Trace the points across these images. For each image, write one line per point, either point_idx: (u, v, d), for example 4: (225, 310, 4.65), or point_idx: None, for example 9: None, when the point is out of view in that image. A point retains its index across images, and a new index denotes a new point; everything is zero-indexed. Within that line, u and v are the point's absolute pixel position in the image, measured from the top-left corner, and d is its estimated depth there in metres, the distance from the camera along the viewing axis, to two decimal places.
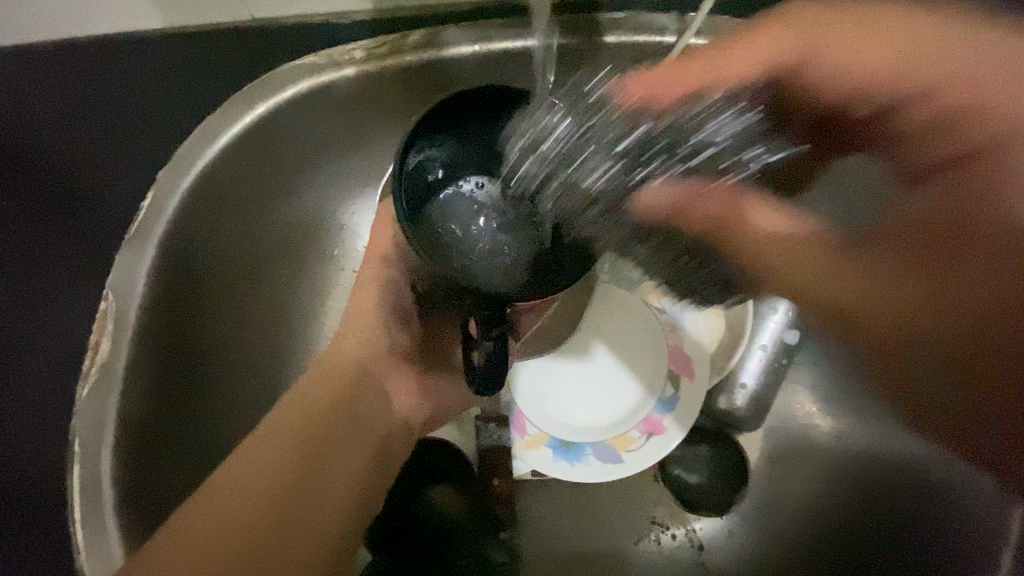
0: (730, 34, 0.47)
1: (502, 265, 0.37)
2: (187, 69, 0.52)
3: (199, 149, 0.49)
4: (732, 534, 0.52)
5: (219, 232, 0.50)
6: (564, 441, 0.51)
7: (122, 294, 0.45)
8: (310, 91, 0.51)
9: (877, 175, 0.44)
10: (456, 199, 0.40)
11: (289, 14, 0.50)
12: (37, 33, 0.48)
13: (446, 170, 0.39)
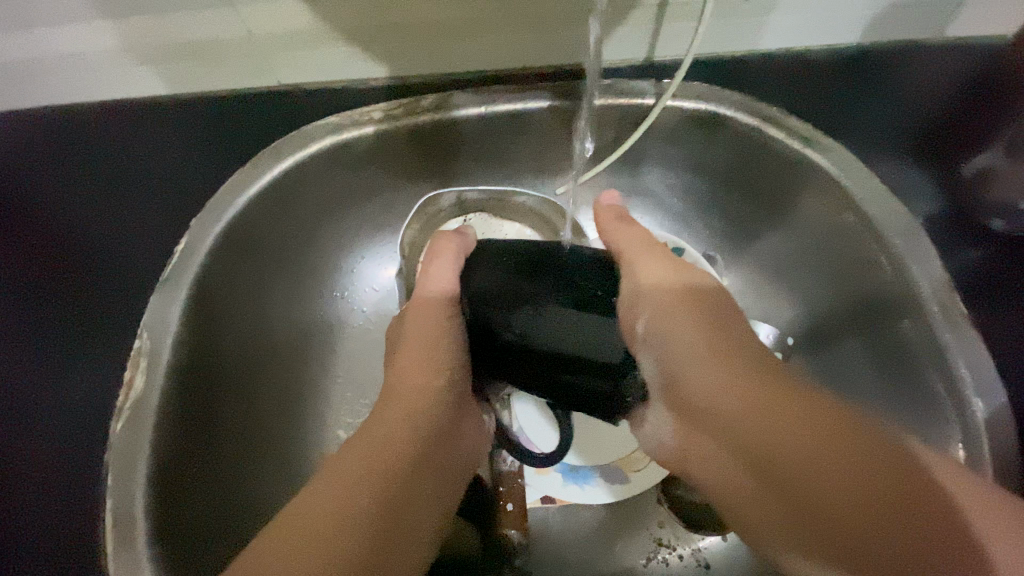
0: (701, 98, 0.55)
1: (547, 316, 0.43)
2: (223, 124, 0.58)
3: (232, 195, 0.52)
4: (738, 553, 0.53)
5: (244, 272, 0.53)
6: (573, 465, 0.54)
7: (155, 331, 0.47)
8: (330, 148, 0.55)
9: (829, 206, 0.54)
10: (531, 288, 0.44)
11: (314, 80, 0.57)
12: (98, 94, 0.55)
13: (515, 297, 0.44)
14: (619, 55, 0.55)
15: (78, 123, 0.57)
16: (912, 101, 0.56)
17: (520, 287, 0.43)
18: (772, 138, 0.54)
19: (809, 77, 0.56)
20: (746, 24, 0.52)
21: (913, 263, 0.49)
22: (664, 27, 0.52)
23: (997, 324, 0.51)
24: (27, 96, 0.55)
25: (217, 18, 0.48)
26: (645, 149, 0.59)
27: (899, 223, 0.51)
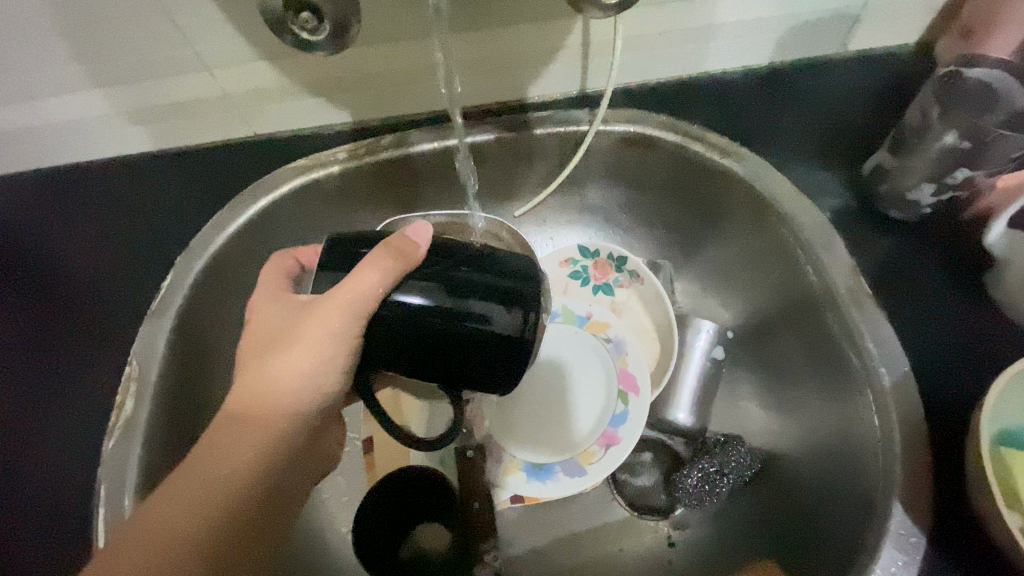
0: (629, 121, 0.61)
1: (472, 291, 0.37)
2: (205, 170, 0.65)
3: (212, 233, 0.58)
4: (699, 536, 0.56)
5: (225, 300, 0.59)
6: (535, 462, 0.58)
7: (144, 357, 0.52)
8: (298, 187, 0.61)
9: (750, 208, 0.59)
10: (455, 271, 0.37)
11: (287, 128, 0.64)
12: (95, 151, 0.63)
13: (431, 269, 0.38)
14: (554, 90, 0.63)
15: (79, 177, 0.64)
16: (821, 111, 0.62)
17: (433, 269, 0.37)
18: (694, 151, 0.60)
19: (726, 94, 0.62)
20: (658, 53, 0.59)
21: (821, 252, 0.54)
22: (589, 63, 0.60)
23: (919, 305, 0.53)
24: (40, 158, 0.62)
25: (201, 79, 0.57)
26: (586, 170, 0.65)
27: (811, 218, 0.55)
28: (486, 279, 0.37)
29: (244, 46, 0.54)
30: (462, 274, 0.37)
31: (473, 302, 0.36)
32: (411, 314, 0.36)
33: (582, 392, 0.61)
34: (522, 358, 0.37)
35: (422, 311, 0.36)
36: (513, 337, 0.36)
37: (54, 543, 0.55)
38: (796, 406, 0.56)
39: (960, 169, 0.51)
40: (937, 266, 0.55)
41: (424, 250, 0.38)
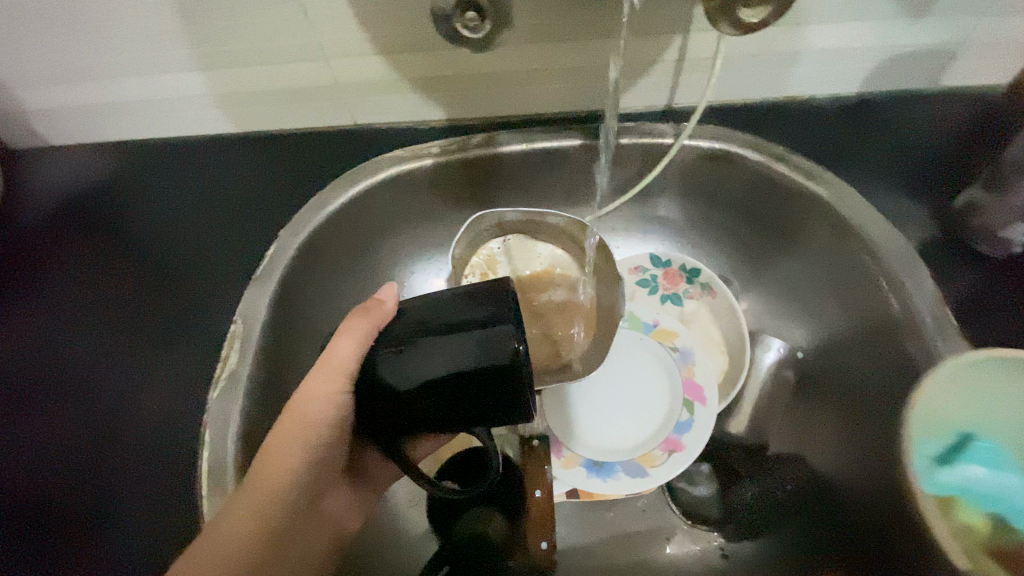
0: (715, 138, 0.62)
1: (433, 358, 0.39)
2: (307, 153, 0.69)
3: (314, 210, 0.62)
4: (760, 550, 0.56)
5: (318, 275, 0.63)
6: (594, 459, 0.60)
7: (249, 318, 0.55)
8: (393, 176, 0.65)
9: (831, 233, 0.60)
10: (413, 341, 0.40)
11: (386, 120, 0.68)
12: (215, 127, 0.69)
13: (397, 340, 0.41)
14: (641, 103, 0.65)
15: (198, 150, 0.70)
16: (907, 143, 0.63)
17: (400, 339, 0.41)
18: (777, 172, 0.61)
19: (811, 121, 0.64)
20: (750, 76, 0.61)
21: (907, 282, 0.54)
22: (681, 79, 0.62)
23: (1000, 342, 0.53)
24: (171, 128, 0.69)
25: (319, 68, 0.61)
26: (666, 182, 0.67)
27: (894, 246, 0.56)
28: (455, 327, 0.39)
29: (364, 42, 0.58)
30: (424, 335, 0.40)
31: (454, 353, 0.38)
32: (414, 391, 0.40)
33: (645, 399, 0.63)
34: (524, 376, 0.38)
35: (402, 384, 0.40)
36: (507, 363, 0.37)
37: (131, 482, 0.56)
38: (864, 432, 0.56)
39: None
40: (1021, 307, 0.55)
41: (389, 304, 0.46)
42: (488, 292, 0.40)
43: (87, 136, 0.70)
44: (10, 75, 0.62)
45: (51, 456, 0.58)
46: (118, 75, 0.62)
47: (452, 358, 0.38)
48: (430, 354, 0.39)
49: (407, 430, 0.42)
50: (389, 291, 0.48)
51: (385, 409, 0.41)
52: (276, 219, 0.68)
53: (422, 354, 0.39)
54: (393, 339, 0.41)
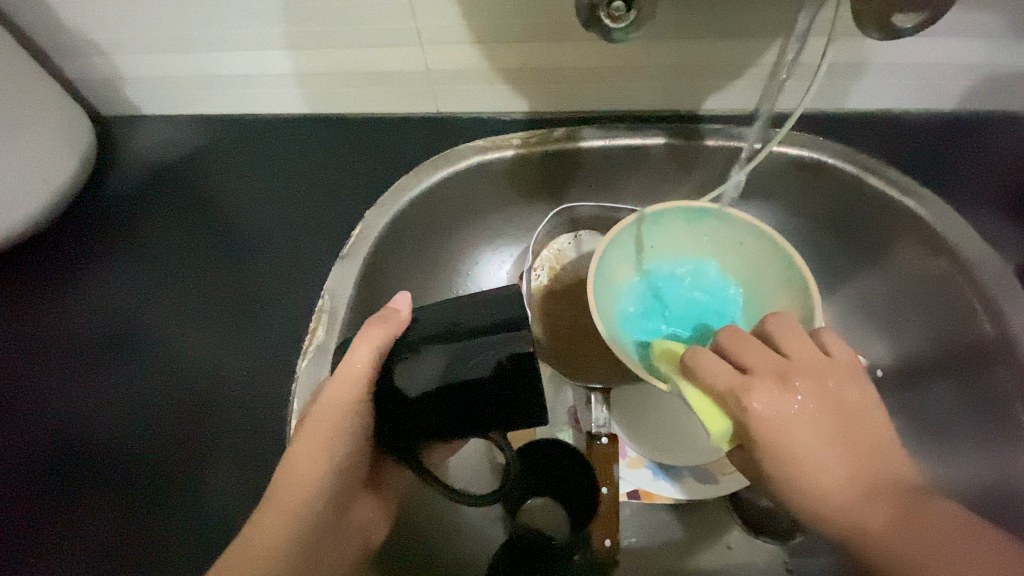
0: (806, 146, 0.61)
1: (443, 370, 0.41)
2: (389, 137, 0.71)
3: (398, 194, 0.63)
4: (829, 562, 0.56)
5: (397, 257, 0.63)
6: (662, 461, 0.59)
7: (337, 294, 0.56)
8: (476, 165, 0.65)
9: (920, 251, 0.58)
10: (421, 355, 0.41)
11: (470, 109, 0.69)
12: (305, 106, 0.71)
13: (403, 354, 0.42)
14: (730, 106, 0.65)
15: (285, 127, 0.72)
16: (1007, 163, 0.61)
17: (405, 355, 0.42)
18: (869, 185, 0.60)
19: (906, 136, 0.62)
20: (848, 86, 0.60)
21: (1004, 306, 0.53)
22: (774, 85, 0.61)
23: None
24: (257, 104, 0.71)
25: (412, 54, 0.62)
26: (749, 189, 0.66)
27: (989, 269, 0.54)
28: (461, 335, 0.41)
29: (462, 31, 0.59)
30: (433, 348, 0.41)
31: (465, 360, 0.40)
32: (427, 399, 0.41)
33: None
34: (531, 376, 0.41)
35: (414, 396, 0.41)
36: (517, 365, 0.40)
37: (210, 445, 0.58)
38: (945, 457, 0.55)
39: None
40: None
41: (405, 312, 0.46)
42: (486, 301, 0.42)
43: (178, 107, 0.72)
44: (114, 42, 0.64)
45: (133, 413, 0.61)
46: (217, 50, 0.63)
47: (464, 368, 0.40)
48: (442, 366, 0.41)
49: (422, 436, 0.44)
50: (404, 300, 0.47)
51: (399, 418, 0.43)
52: (352, 198, 0.68)
53: (432, 366, 0.41)
54: (403, 355, 0.42)
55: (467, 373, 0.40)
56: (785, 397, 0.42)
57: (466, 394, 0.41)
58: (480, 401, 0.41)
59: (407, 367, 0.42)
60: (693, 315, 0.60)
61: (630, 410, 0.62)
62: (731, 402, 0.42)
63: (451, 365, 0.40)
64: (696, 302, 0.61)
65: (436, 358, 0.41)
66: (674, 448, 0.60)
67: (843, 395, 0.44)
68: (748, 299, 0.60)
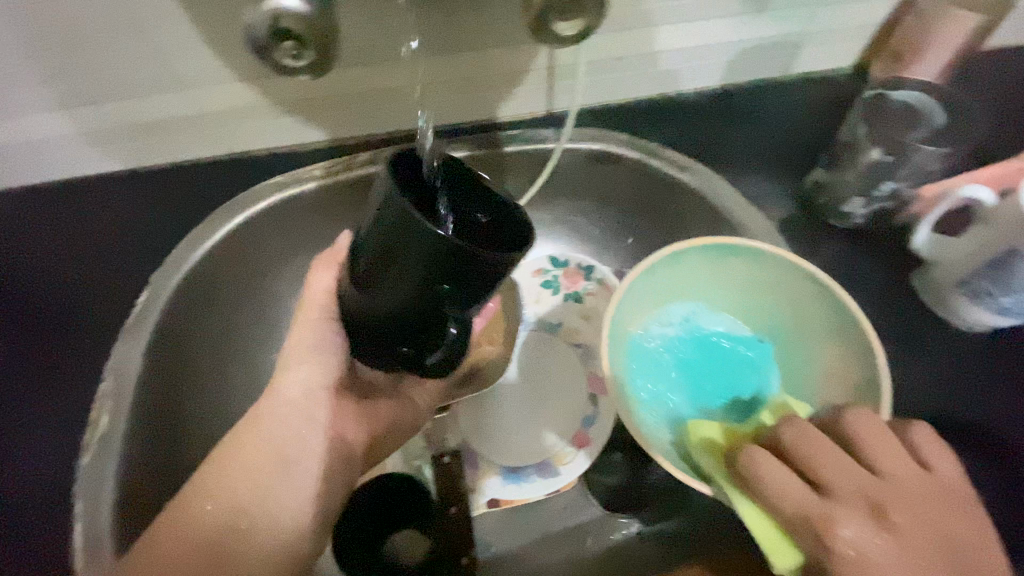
0: (594, 140, 0.65)
1: (397, 259, 0.35)
2: (178, 188, 0.65)
3: (189, 250, 0.59)
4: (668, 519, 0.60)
5: (200, 317, 0.59)
6: (511, 465, 0.60)
7: (120, 373, 0.54)
8: (274, 204, 0.62)
9: (700, 220, 0.64)
10: (376, 256, 0.36)
11: (262, 145, 0.65)
12: (62, 169, 0.61)
13: (365, 269, 0.38)
14: (526, 109, 0.66)
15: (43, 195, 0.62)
16: (767, 130, 0.68)
17: (366, 268, 0.38)
18: (653, 166, 0.64)
19: (681, 116, 0.67)
20: (619, 78, 0.63)
21: (773, 261, 0.58)
22: (554, 86, 0.64)
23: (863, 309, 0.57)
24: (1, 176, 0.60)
25: (177, 103, 0.58)
26: (557, 185, 0.68)
27: (759, 229, 0.60)
28: (388, 215, 0.34)
29: (223, 70, 0.56)
30: (376, 243, 0.35)
31: (405, 237, 0.33)
32: (406, 294, 0.37)
33: (554, 397, 0.64)
34: (491, 261, 0.33)
35: (395, 295, 0.37)
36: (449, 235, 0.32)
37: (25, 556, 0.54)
38: None
39: (885, 180, 0.56)
40: (884, 275, 0.58)
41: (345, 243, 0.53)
42: (382, 176, 0.34)
43: None
44: None
45: None
46: None
47: (410, 244, 0.33)
48: (394, 251, 0.34)
49: (422, 333, 0.41)
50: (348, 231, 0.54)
51: (396, 330, 0.41)
52: (152, 257, 0.63)
53: (388, 259, 0.35)
54: (367, 270, 0.38)
55: (416, 248, 0.33)
56: (877, 533, 0.34)
57: (430, 272, 0.34)
58: (445, 272, 0.34)
59: (371, 273, 0.37)
60: (722, 390, 0.53)
61: (476, 417, 0.62)
62: (809, 536, 0.35)
63: (399, 246, 0.34)
64: (718, 350, 0.55)
65: (384, 252, 0.35)
66: (521, 449, 0.61)
67: (906, 489, 0.36)
68: (781, 345, 0.54)
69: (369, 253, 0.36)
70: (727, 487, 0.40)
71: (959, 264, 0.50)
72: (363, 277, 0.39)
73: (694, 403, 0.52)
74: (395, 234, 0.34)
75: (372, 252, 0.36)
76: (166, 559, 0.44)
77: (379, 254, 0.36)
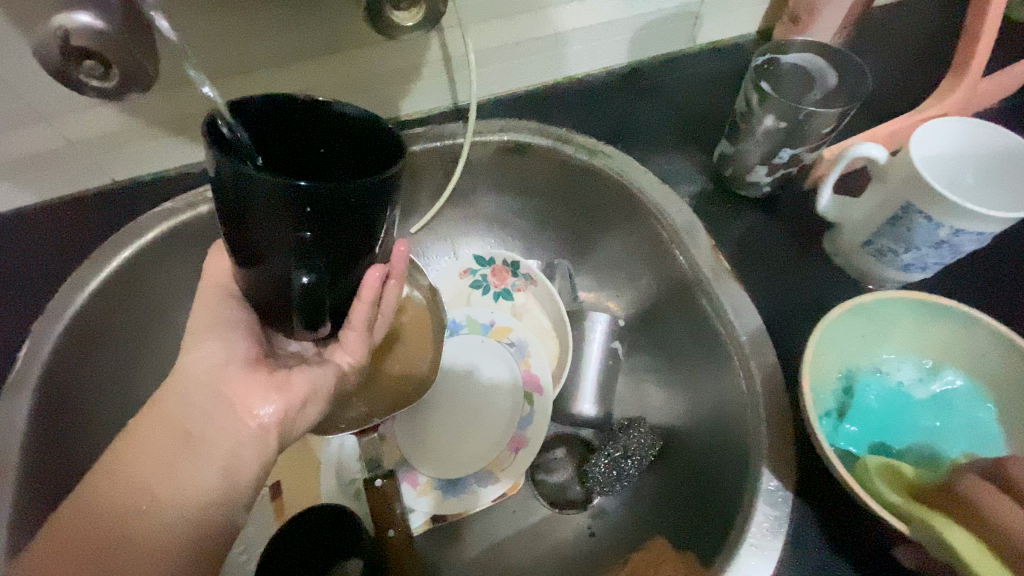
0: (502, 131, 0.62)
1: (236, 213, 0.27)
2: (54, 225, 0.59)
3: (71, 293, 0.54)
4: (619, 510, 0.58)
5: (92, 365, 0.55)
6: (449, 477, 0.59)
7: (1, 439, 0.48)
8: (164, 232, 0.57)
9: (618, 202, 0.62)
10: (223, 214, 0.29)
11: (146, 171, 0.60)
12: None
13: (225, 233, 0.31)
14: (429, 104, 0.63)
15: None
16: (679, 103, 0.66)
17: (223, 230, 0.30)
18: (566, 154, 0.61)
19: (591, 97, 0.65)
20: (520, 64, 0.61)
21: (691, 238, 0.57)
22: (454, 78, 0.61)
23: (783, 275, 0.57)
24: None
25: (34, 134, 0.52)
26: (472, 180, 0.65)
27: (675, 207, 0.59)
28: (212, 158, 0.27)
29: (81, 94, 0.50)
30: (217, 198, 0.28)
31: (229, 183, 0.26)
32: (261, 257, 0.29)
33: (488, 401, 0.62)
34: (359, 198, 0.26)
35: (252, 259, 0.30)
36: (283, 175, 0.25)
37: None
38: (681, 385, 0.59)
39: (784, 148, 0.55)
40: (797, 238, 0.59)
41: None
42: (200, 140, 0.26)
43: None
44: None
45: None
46: None
47: (239, 195, 0.26)
48: (230, 208, 0.27)
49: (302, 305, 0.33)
50: None
51: (277, 302, 0.33)
52: (30, 306, 0.57)
53: (230, 218, 0.28)
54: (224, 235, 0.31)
55: (246, 196, 0.26)
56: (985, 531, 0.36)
57: (272, 222, 0.27)
58: (291, 220, 0.26)
59: (227, 236, 0.30)
60: (880, 425, 0.48)
61: (410, 432, 0.61)
62: None
63: (231, 195, 0.27)
64: (893, 399, 0.50)
65: (223, 206, 0.28)
66: (458, 460, 0.60)
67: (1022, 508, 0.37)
68: (953, 403, 0.49)
69: (218, 211, 0.30)
70: (930, 518, 0.38)
71: (862, 225, 0.51)
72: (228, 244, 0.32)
73: (884, 443, 0.47)
74: (225, 186, 0.27)
75: (219, 209, 0.29)
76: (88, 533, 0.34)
77: (222, 210, 0.28)
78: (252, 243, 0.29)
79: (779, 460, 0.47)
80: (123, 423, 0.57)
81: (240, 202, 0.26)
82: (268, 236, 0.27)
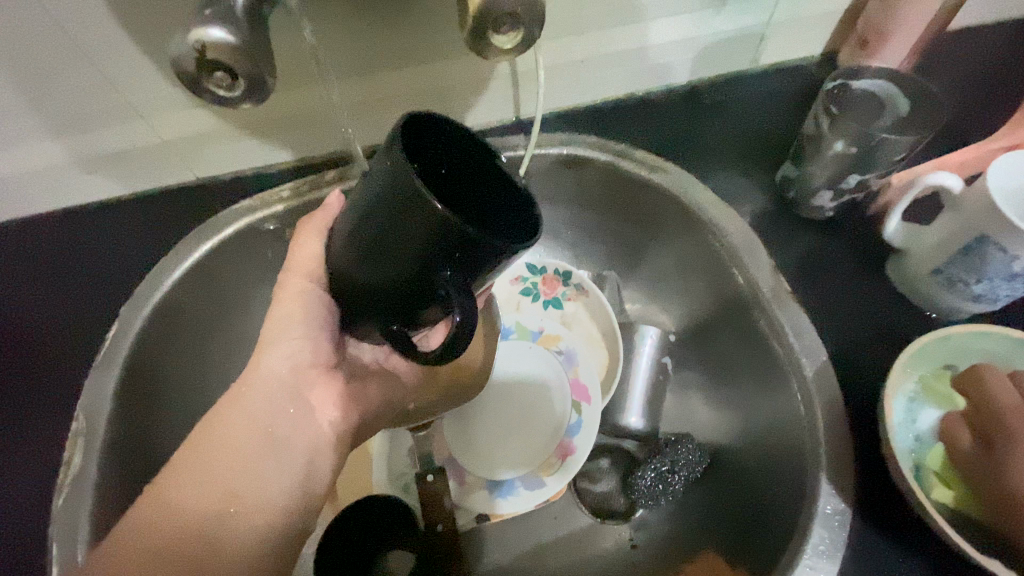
0: (564, 144, 0.63)
1: (388, 223, 0.29)
2: (142, 215, 0.63)
3: (157, 280, 0.57)
4: (663, 522, 0.59)
5: (171, 348, 0.58)
6: (496, 479, 0.60)
7: (92, 412, 0.52)
8: (242, 227, 0.60)
9: (677, 218, 0.62)
10: (367, 216, 0.31)
11: (227, 169, 0.64)
12: (26, 207, 0.61)
13: (353, 231, 0.33)
14: (494, 116, 0.65)
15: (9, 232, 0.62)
16: (740, 122, 0.67)
17: (356, 228, 0.32)
18: (625, 167, 0.62)
19: (651, 114, 0.66)
20: (585, 79, 0.62)
21: (751, 257, 0.57)
22: (520, 91, 0.63)
23: (843, 299, 0.56)
24: None
25: (135, 130, 0.56)
26: (531, 190, 0.66)
27: (734, 225, 0.59)
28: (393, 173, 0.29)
29: (180, 96, 0.55)
30: (372, 203, 0.30)
31: (401, 201, 0.28)
32: (385, 269, 0.31)
33: (536, 407, 0.63)
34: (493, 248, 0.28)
35: (373, 264, 0.32)
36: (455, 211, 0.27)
37: None
38: (733, 402, 0.59)
39: (851, 174, 0.56)
40: (858, 261, 0.58)
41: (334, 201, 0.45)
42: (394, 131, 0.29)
43: None
44: None
45: None
46: None
47: (404, 212, 0.28)
48: (384, 216, 0.29)
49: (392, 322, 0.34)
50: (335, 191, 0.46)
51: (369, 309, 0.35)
52: (117, 289, 0.61)
53: (377, 223, 0.30)
54: (349, 232, 0.33)
55: (411, 215, 0.28)
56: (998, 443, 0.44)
57: (420, 246, 0.29)
58: (437, 251, 0.29)
59: (358, 235, 0.32)
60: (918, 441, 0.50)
61: (459, 433, 0.62)
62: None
63: (393, 209, 0.29)
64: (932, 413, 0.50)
65: (376, 214, 0.30)
66: (505, 462, 0.61)
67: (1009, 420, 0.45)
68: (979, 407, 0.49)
69: (363, 213, 0.32)
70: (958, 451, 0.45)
71: (931, 253, 0.50)
72: (347, 241, 0.34)
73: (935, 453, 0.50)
74: (393, 199, 0.29)
75: (365, 212, 0.31)
76: (196, 500, 0.38)
77: (372, 215, 0.30)
78: (384, 252, 0.31)
79: (835, 485, 0.47)
80: (195, 403, 0.60)
81: (401, 218, 0.29)
82: (406, 251, 0.29)
